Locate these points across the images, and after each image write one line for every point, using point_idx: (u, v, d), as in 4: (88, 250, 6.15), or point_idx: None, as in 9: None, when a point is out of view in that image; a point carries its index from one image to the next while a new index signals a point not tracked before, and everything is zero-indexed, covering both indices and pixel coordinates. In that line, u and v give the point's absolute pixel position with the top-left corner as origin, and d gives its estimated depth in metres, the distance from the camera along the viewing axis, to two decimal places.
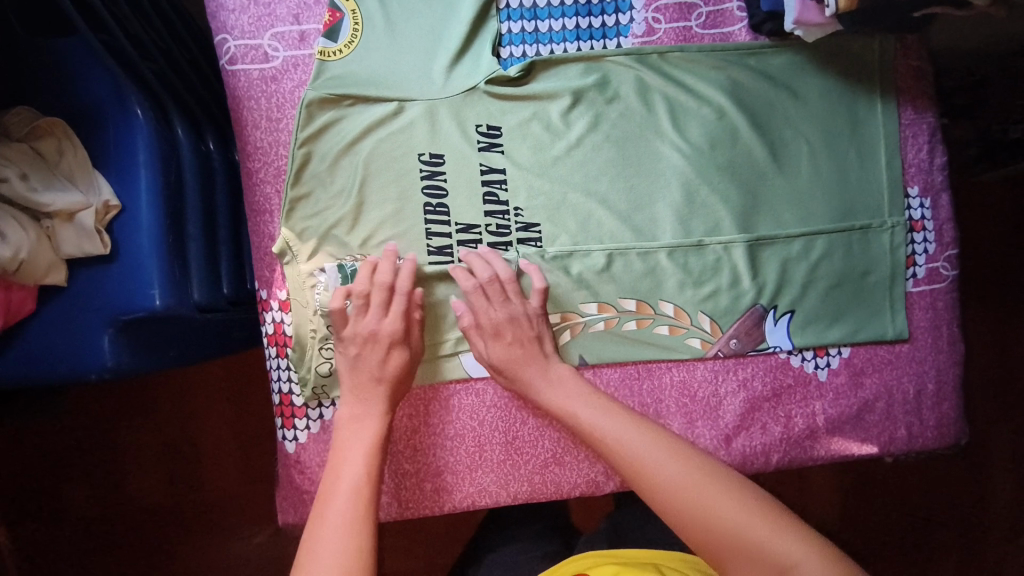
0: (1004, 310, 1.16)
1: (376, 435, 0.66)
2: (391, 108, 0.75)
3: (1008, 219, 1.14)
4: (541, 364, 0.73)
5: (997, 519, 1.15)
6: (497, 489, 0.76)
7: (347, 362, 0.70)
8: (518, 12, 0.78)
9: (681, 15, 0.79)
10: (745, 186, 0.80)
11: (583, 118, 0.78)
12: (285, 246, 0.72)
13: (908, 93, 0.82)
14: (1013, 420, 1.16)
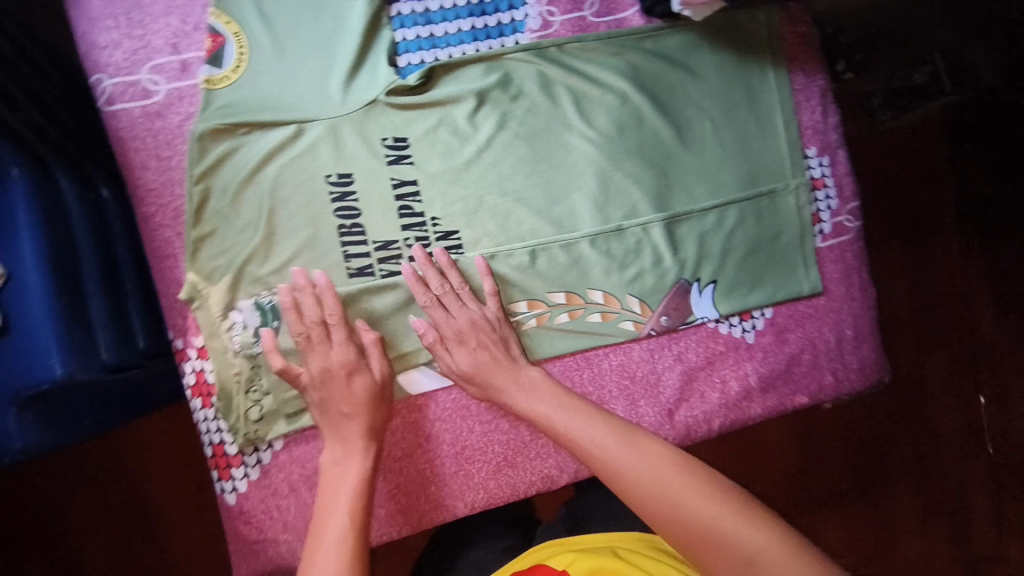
0: (920, 250, 1.28)
1: (360, 473, 0.67)
2: (291, 131, 0.72)
3: (911, 166, 1.26)
4: (509, 369, 0.74)
5: (938, 434, 1.30)
6: (466, 498, 0.78)
7: (317, 407, 0.70)
8: (411, 19, 0.76)
9: (574, 5, 0.79)
10: (657, 167, 0.82)
11: (489, 118, 0.78)
12: (193, 290, 0.70)
13: (797, 59, 0.85)
14: (941, 347, 1.29)
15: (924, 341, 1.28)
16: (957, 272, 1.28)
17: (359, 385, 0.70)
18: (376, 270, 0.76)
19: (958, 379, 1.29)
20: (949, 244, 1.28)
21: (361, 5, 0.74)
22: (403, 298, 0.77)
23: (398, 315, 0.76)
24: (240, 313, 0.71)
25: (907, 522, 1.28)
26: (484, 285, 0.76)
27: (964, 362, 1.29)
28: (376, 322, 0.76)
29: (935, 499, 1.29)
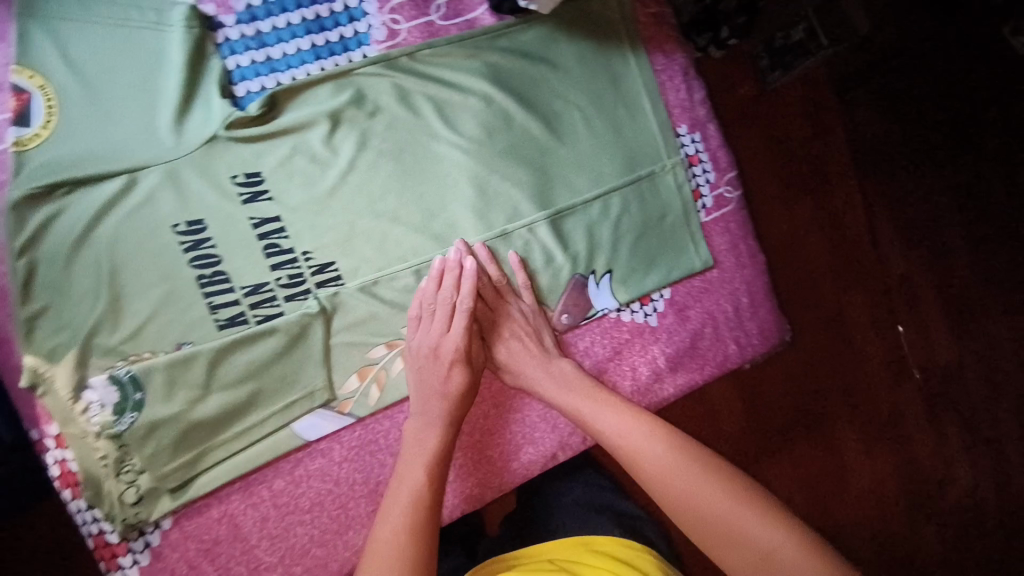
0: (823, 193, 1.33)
1: (437, 446, 0.70)
2: (120, 183, 0.67)
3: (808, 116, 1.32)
4: (541, 363, 0.77)
5: (873, 366, 1.34)
6: (528, 467, 0.83)
7: (416, 386, 0.74)
8: (242, 43, 0.71)
9: (418, 11, 0.76)
10: (534, 166, 0.80)
11: (348, 139, 0.74)
12: (34, 375, 0.66)
13: (653, 40, 0.86)
14: (863, 285, 1.34)
15: (840, 279, 1.33)
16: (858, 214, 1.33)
17: (452, 365, 0.73)
18: (249, 317, 0.72)
19: (874, 313, 1.34)
20: (836, 189, 1.33)
21: (177, 33, 0.68)
22: (283, 343, 0.72)
23: (279, 364, 0.72)
24: (95, 393, 0.67)
25: (850, 456, 1.33)
26: (518, 278, 0.79)
27: (878, 297, 1.34)
28: (253, 374, 0.72)
29: (870, 430, 1.34)
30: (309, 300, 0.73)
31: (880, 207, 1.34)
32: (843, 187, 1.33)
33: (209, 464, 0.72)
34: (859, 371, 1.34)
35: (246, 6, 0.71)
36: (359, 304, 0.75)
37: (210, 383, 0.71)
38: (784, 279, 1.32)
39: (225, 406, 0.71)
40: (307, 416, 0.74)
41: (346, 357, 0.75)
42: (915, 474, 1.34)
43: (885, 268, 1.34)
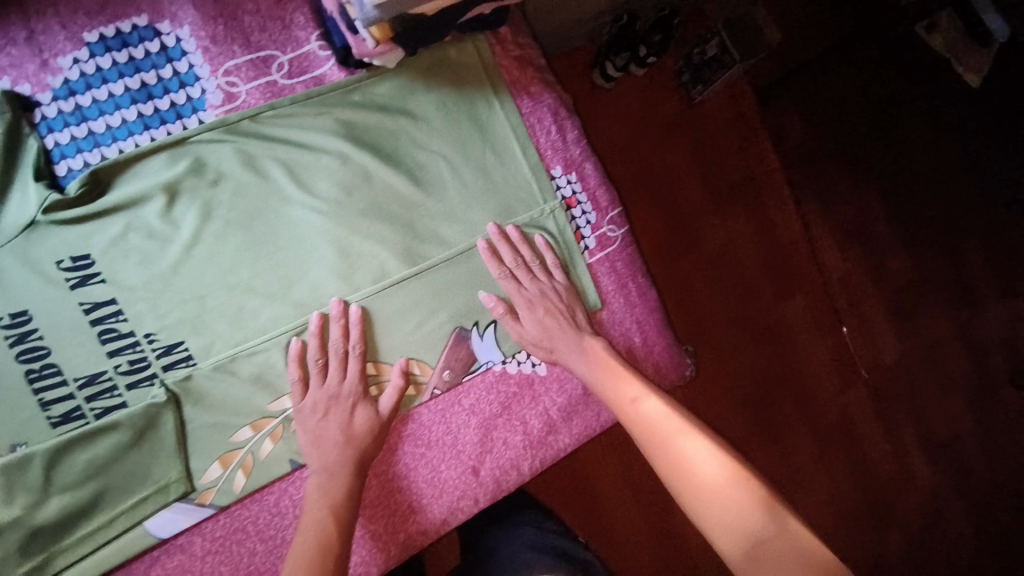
0: (751, 204, 1.46)
1: (348, 489, 0.69)
2: None
3: (732, 133, 1.46)
4: (575, 338, 0.79)
5: (820, 362, 1.46)
6: (462, 505, 0.81)
7: (311, 440, 0.71)
8: (59, 120, 0.66)
9: (258, 71, 0.72)
10: (398, 222, 0.77)
11: (189, 212, 0.69)
12: None
13: (519, 83, 0.84)
14: (800, 291, 1.47)
15: (779, 284, 1.46)
16: (791, 219, 1.47)
17: (355, 411, 0.73)
18: (86, 411, 0.66)
19: (818, 322, 1.47)
20: (766, 203, 1.47)
21: None
22: (127, 438, 0.67)
23: (127, 457, 0.67)
24: None
25: (799, 454, 1.42)
26: (546, 260, 0.82)
27: (818, 308, 1.47)
28: (99, 472, 0.66)
29: (818, 429, 1.44)
30: (155, 387, 0.68)
31: (816, 215, 1.49)
32: (771, 203, 1.47)
33: (57, 570, 0.65)
34: (803, 373, 1.45)
35: (63, 81, 0.66)
36: (214, 385, 0.70)
37: (50, 486, 0.64)
38: (722, 295, 1.42)
39: (71, 507, 0.65)
40: (163, 511, 0.68)
41: (204, 443, 0.70)
42: (863, 470, 1.45)
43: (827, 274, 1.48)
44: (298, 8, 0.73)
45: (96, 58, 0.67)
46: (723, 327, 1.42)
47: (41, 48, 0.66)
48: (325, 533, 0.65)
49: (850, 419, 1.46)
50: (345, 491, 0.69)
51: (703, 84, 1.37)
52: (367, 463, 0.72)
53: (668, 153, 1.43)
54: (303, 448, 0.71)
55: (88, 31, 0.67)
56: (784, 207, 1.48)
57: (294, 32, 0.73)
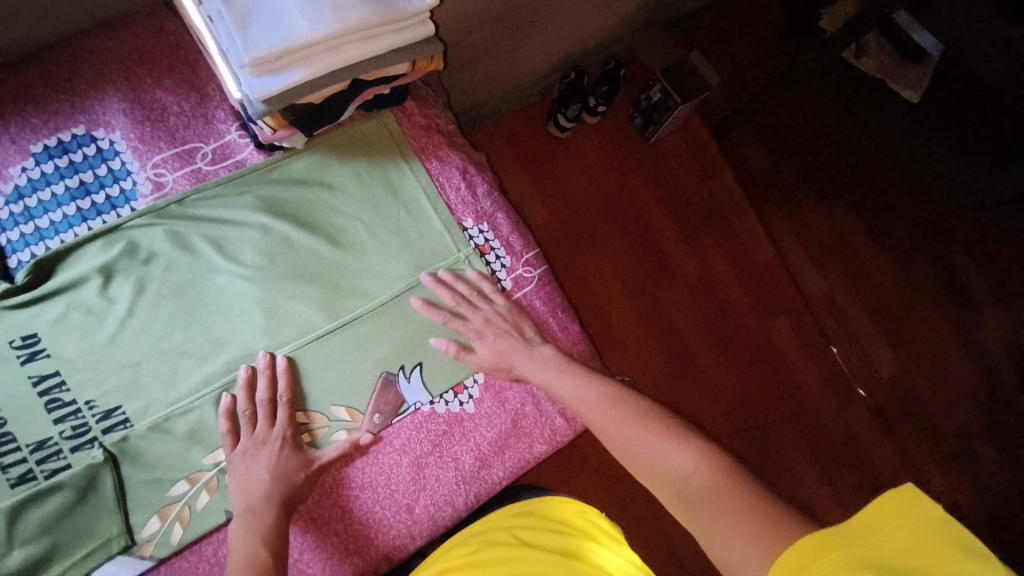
0: (720, 225, 1.82)
1: (275, 521, 0.73)
2: None
3: (698, 166, 1.84)
4: (525, 351, 0.84)
5: (793, 350, 1.78)
6: (404, 539, 0.84)
7: (238, 482, 0.76)
8: (11, 220, 0.77)
9: (184, 161, 0.83)
10: (320, 280, 0.84)
11: (125, 287, 0.78)
12: None
13: (428, 148, 0.94)
14: (776, 301, 1.80)
15: (757, 293, 1.80)
16: (759, 236, 1.83)
17: (284, 455, 0.77)
18: (37, 473, 0.73)
19: (804, 338, 1.79)
20: (737, 228, 1.83)
21: None
22: (73, 497, 0.73)
23: (74, 514, 0.73)
24: None
25: (781, 434, 1.71)
26: (483, 287, 0.89)
27: (802, 326, 1.80)
28: (48, 531, 0.72)
29: (802, 415, 1.74)
30: (96, 449, 0.75)
31: (781, 227, 1.85)
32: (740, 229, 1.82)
33: None
34: (793, 374, 1.76)
35: (12, 186, 0.77)
36: (149, 444, 0.77)
37: (9, 542, 0.70)
38: (708, 322, 1.76)
39: (25, 564, 0.71)
40: (107, 564, 0.74)
41: (144, 498, 0.76)
42: (833, 447, 1.73)
43: (807, 292, 1.82)
44: (219, 105, 0.85)
45: (42, 164, 0.78)
46: (714, 350, 1.74)
47: None
48: (254, 557, 0.69)
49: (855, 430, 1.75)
50: (276, 529, 0.73)
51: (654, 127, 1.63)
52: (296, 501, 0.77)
53: (643, 197, 1.80)
54: (233, 494, 0.76)
55: (33, 143, 0.79)
56: (757, 233, 1.83)
57: (214, 126, 0.85)
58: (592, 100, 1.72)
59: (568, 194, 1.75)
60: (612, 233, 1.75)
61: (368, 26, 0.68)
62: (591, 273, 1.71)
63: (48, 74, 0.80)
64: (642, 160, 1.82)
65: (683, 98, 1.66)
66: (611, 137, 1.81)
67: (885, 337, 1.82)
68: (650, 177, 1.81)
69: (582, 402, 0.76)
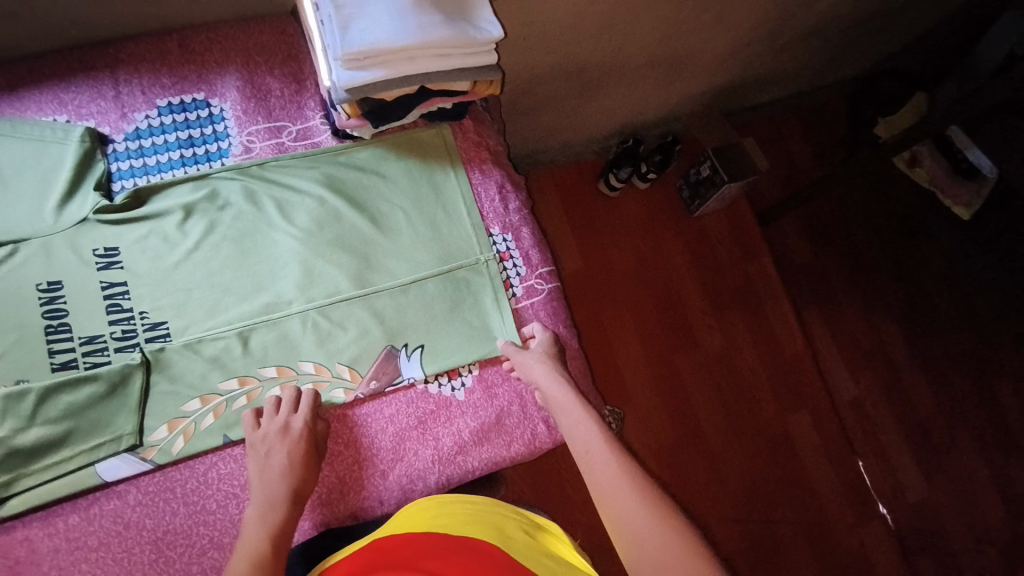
0: (749, 303, 1.86)
1: (284, 515, 0.76)
2: (5, 251, 0.84)
3: (738, 244, 1.90)
4: (563, 393, 0.84)
5: (804, 438, 1.78)
6: (374, 503, 0.90)
7: (256, 464, 0.82)
8: (125, 154, 0.93)
9: (271, 135, 0.99)
10: (357, 253, 0.96)
11: (198, 226, 0.92)
12: None
13: (475, 162, 1.06)
14: (795, 389, 1.81)
15: (774, 374, 1.82)
16: (786, 323, 1.86)
17: (296, 446, 0.82)
18: (80, 362, 0.84)
19: (823, 438, 1.79)
20: (768, 313, 1.86)
21: (72, 146, 0.89)
22: (103, 390, 0.82)
23: (98, 406, 0.82)
24: None
25: (780, 522, 1.70)
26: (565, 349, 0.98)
27: (821, 423, 1.80)
28: (74, 414, 0.81)
29: (808, 508, 1.73)
30: (135, 353, 0.85)
31: (816, 319, 1.89)
32: (769, 309, 1.86)
33: (19, 491, 0.78)
34: (804, 472, 1.75)
35: (133, 128, 0.94)
36: (181, 360, 0.87)
37: (37, 416, 0.79)
38: (720, 396, 1.77)
39: (45, 438, 0.80)
40: (112, 458, 0.82)
41: (160, 406, 0.85)
42: (831, 550, 1.70)
43: (833, 393, 1.84)
44: (311, 96, 1.02)
45: (162, 116, 0.95)
46: (723, 424, 1.75)
47: (124, 105, 0.95)
48: (257, 548, 0.71)
49: (868, 550, 1.72)
50: (282, 518, 0.76)
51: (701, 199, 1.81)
52: (304, 497, 0.81)
53: (676, 260, 1.87)
54: (252, 483, 0.81)
55: (160, 98, 0.96)
56: (786, 319, 1.86)
57: (304, 111, 1.01)
58: (643, 166, 1.82)
59: (604, 246, 1.84)
60: (641, 291, 1.82)
61: (443, 46, 0.82)
62: (614, 323, 1.78)
63: (185, 47, 0.99)
64: (679, 227, 1.90)
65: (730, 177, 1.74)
66: (657, 198, 1.91)
67: (906, 444, 1.82)
68: (688, 244, 1.89)
69: (602, 478, 0.70)
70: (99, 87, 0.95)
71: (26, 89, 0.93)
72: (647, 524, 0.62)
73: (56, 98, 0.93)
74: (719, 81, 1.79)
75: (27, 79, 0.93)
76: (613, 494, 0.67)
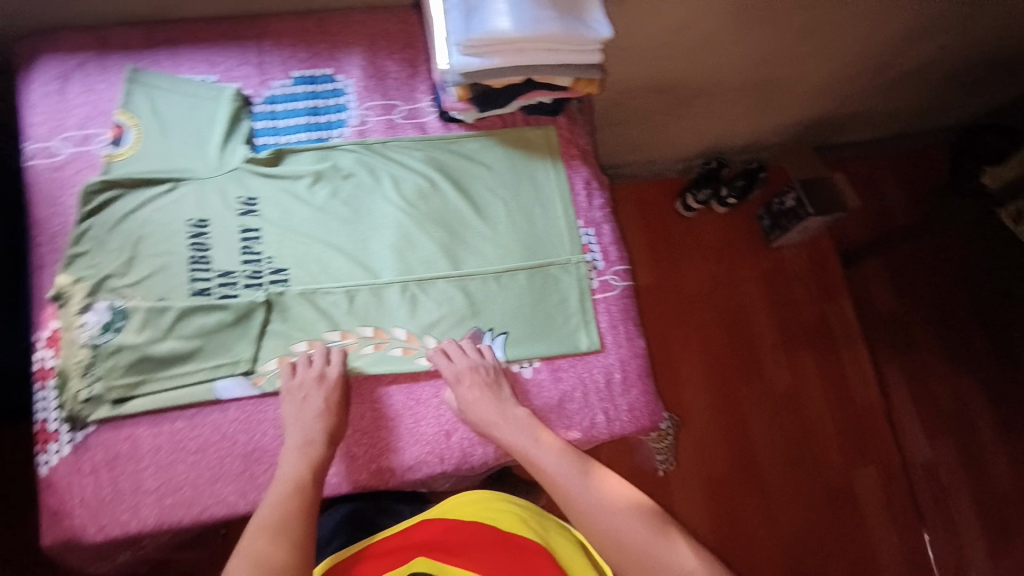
0: (821, 341, 1.79)
1: (319, 457, 0.85)
2: (166, 187, 0.97)
3: (813, 282, 1.84)
4: (505, 430, 0.91)
5: (867, 494, 1.68)
6: (431, 459, 0.95)
7: (290, 406, 0.90)
8: (261, 115, 1.06)
9: (385, 112, 1.08)
10: (455, 231, 1.03)
11: (324, 190, 1.02)
12: (61, 290, 0.90)
13: (567, 158, 1.12)
14: (861, 440, 1.72)
15: (842, 420, 1.73)
16: (860, 366, 1.78)
17: (335, 392, 0.91)
18: (212, 291, 0.94)
19: (889, 496, 1.69)
20: (842, 357, 1.78)
21: (223, 103, 1.02)
22: (229, 318, 0.93)
23: (222, 332, 0.93)
24: (95, 312, 0.90)
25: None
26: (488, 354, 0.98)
27: (889, 481, 1.70)
28: (203, 335, 0.92)
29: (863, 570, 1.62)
30: (261, 293, 0.96)
31: (892, 369, 1.80)
32: (843, 349, 1.79)
33: (143, 393, 0.89)
34: (863, 531, 1.65)
35: (270, 94, 1.07)
36: (296, 305, 0.97)
37: (173, 330, 0.91)
38: (781, 433, 1.71)
39: (174, 351, 0.91)
40: (227, 378, 0.92)
41: (276, 345, 0.95)
42: None
43: (904, 453, 1.73)
44: (423, 81, 1.11)
45: (295, 87, 1.07)
46: (781, 463, 1.69)
47: (265, 73, 1.07)
48: (300, 479, 0.82)
49: None
50: (321, 455, 0.86)
51: (781, 231, 1.80)
52: (337, 439, 0.89)
53: (751, 287, 1.83)
54: (286, 421, 0.89)
55: (294, 70, 1.08)
56: (861, 365, 1.78)
57: (415, 94, 1.10)
58: (724, 191, 1.82)
59: (678, 264, 1.84)
60: (710, 314, 1.80)
61: (553, 41, 0.88)
62: (680, 343, 1.76)
63: (321, 28, 1.11)
64: (754, 255, 1.86)
65: (817, 211, 1.69)
66: (736, 222, 1.89)
67: (981, 521, 1.68)
68: (764, 273, 1.85)
69: (583, 498, 0.84)
70: (246, 55, 1.08)
71: (185, 50, 1.07)
72: (633, 531, 0.80)
73: (208, 62, 1.07)
74: (814, 113, 1.75)
75: (188, 43, 1.08)
76: (599, 514, 0.82)
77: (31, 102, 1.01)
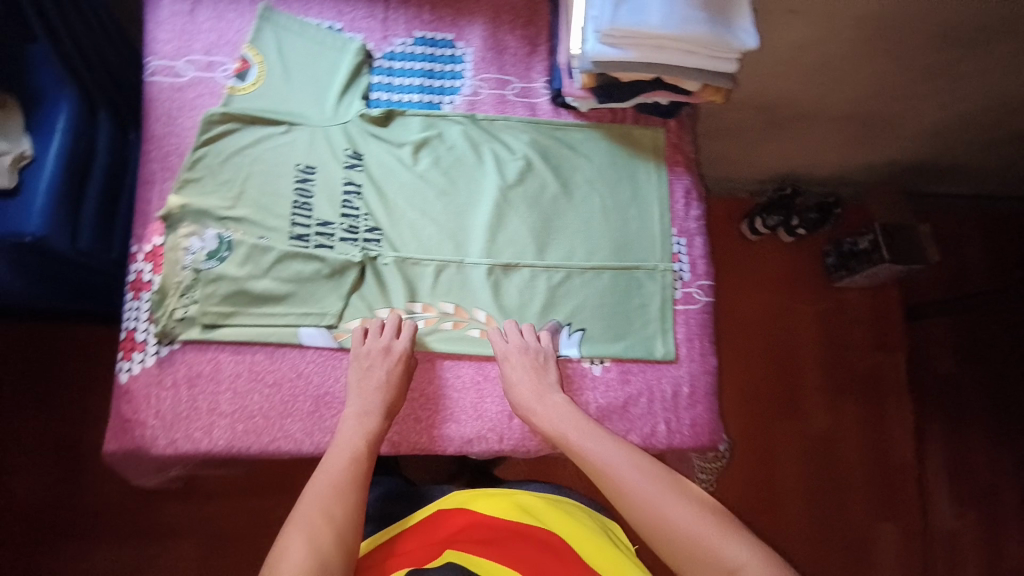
0: (870, 390, 1.75)
1: (374, 431, 0.85)
2: (282, 129, 0.99)
3: (871, 330, 1.79)
4: (543, 412, 0.89)
5: (886, 553, 1.64)
6: (492, 437, 0.95)
7: (356, 370, 0.90)
8: (378, 70, 1.06)
9: (499, 86, 1.08)
10: (548, 218, 1.03)
11: (427, 158, 1.03)
12: (169, 212, 0.91)
13: (670, 162, 1.10)
14: (891, 498, 1.68)
15: (877, 473, 1.69)
16: (906, 423, 1.73)
17: (397, 366, 0.90)
18: (310, 239, 0.96)
19: (910, 559, 1.65)
20: (889, 411, 1.74)
21: (347, 56, 1.03)
22: (325, 271, 0.95)
23: (315, 280, 0.94)
24: (201, 239, 0.92)
25: None
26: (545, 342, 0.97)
27: (910, 544, 1.65)
28: (298, 281, 0.94)
29: None
30: (356, 251, 0.97)
31: (938, 432, 1.75)
32: (892, 403, 1.74)
33: (230, 324, 0.91)
34: None
35: (390, 50, 1.07)
36: (387, 267, 0.97)
37: (270, 270, 0.93)
38: (813, 475, 1.68)
39: (269, 291, 0.92)
40: (312, 327, 0.94)
41: (363, 305, 0.96)
42: None
43: (931, 520, 1.68)
44: (541, 61, 1.10)
45: (414, 46, 1.07)
46: (807, 505, 1.66)
47: (388, 29, 1.07)
48: (355, 453, 0.82)
49: None
50: (377, 429, 0.86)
51: (846, 270, 1.74)
52: (394, 411, 0.90)
53: (810, 323, 1.79)
54: (351, 386, 0.89)
55: (417, 30, 1.08)
56: (907, 423, 1.73)
57: (530, 73, 1.09)
58: (795, 220, 1.74)
59: (741, 286, 1.80)
60: (763, 343, 1.76)
61: (693, 43, 0.86)
62: (729, 367, 1.73)
63: None
64: (818, 291, 1.81)
65: (891, 258, 1.63)
66: (807, 255, 1.83)
67: None
68: (826, 311, 1.80)
69: (627, 481, 0.77)
70: (372, 9, 1.08)
71: None
72: (679, 515, 0.71)
73: (336, 9, 1.07)
74: (909, 158, 1.68)
75: None
76: (642, 496, 0.74)
77: (160, 18, 1.02)
